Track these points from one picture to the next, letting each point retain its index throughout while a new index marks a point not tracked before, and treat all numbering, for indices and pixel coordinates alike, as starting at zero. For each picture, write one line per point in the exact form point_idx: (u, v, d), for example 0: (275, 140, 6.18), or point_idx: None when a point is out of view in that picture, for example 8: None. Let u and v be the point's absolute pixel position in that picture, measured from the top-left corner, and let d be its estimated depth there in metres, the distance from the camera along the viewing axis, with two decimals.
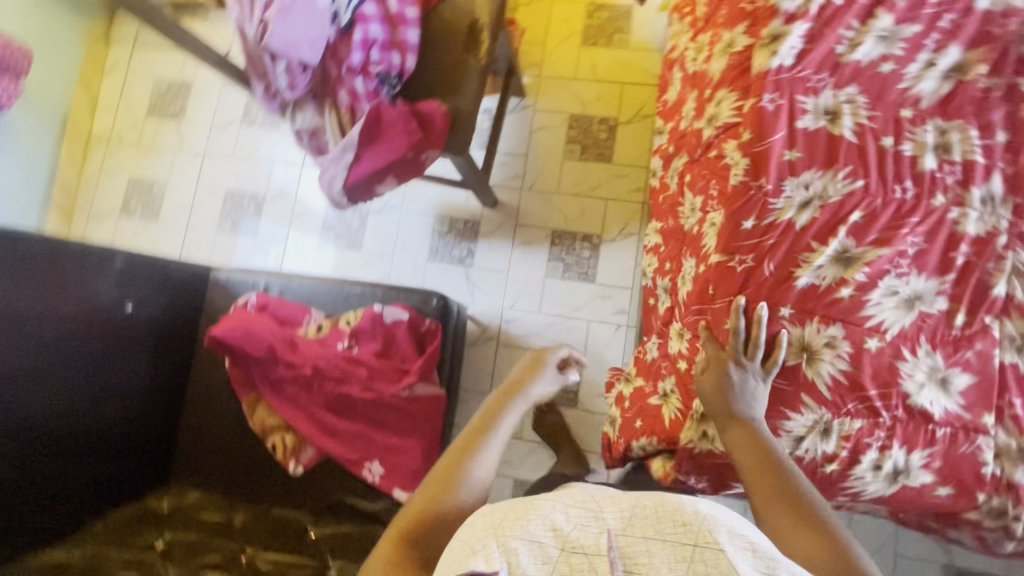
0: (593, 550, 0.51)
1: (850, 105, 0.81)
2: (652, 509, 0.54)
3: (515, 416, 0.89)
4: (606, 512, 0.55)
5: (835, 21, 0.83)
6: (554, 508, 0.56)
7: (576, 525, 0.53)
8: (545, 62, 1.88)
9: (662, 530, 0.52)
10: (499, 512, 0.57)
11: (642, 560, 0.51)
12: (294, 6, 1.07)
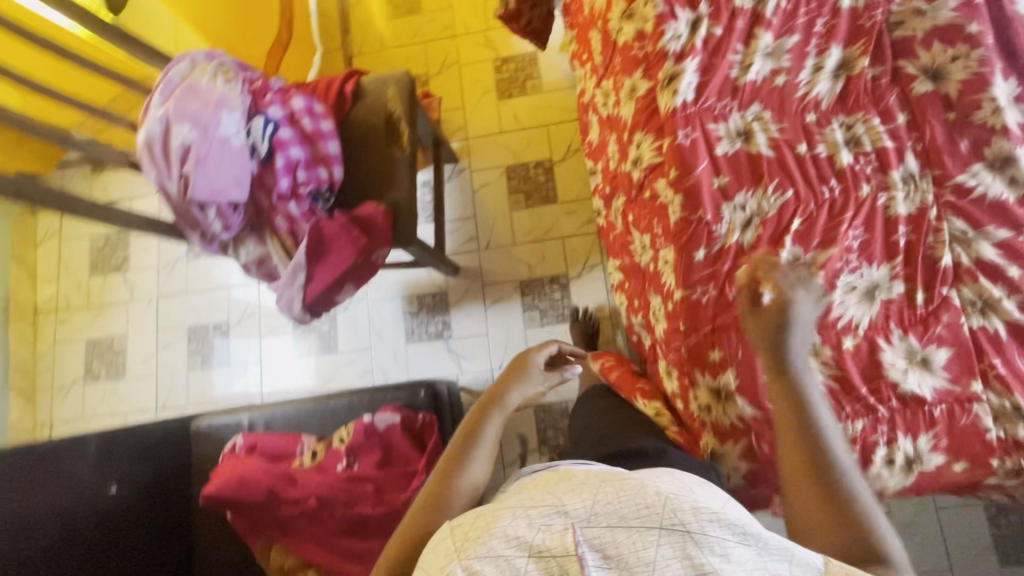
0: (561, 551, 0.52)
1: (758, 123, 0.84)
2: (612, 496, 0.55)
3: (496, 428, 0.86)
4: (568, 506, 0.55)
5: (722, 49, 0.86)
6: (516, 515, 0.55)
7: (540, 529, 0.54)
8: (469, 125, 1.92)
9: (625, 516, 0.54)
10: (462, 531, 0.57)
11: (609, 549, 0.52)
12: (210, 154, 1.07)
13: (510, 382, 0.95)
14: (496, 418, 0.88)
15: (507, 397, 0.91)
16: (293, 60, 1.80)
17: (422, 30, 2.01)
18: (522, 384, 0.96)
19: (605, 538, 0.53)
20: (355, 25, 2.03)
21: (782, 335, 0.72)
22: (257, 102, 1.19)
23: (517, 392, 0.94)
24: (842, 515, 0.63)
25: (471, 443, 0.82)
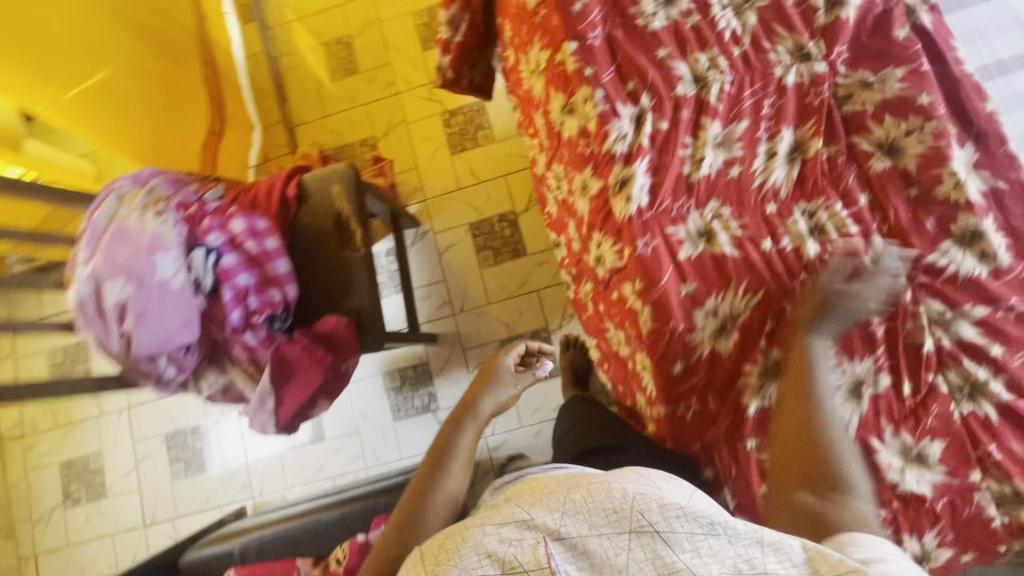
0: (534, 564, 0.53)
1: (718, 221, 0.81)
2: (580, 501, 0.58)
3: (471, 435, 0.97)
4: (537, 516, 0.57)
5: (671, 145, 0.82)
6: (486, 531, 0.57)
7: (512, 544, 0.55)
8: (425, 184, 1.85)
9: (594, 524, 0.55)
10: (435, 551, 0.58)
11: (582, 555, 0.54)
12: (149, 305, 1.00)
13: (480, 392, 1.06)
14: (472, 426, 0.99)
15: (478, 404, 1.03)
16: (231, 149, 1.71)
17: (363, 91, 1.92)
18: (489, 394, 1.07)
19: (577, 544, 0.55)
20: (292, 95, 1.95)
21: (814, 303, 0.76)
22: (194, 230, 1.12)
23: (489, 398, 1.06)
24: (817, 463, 0.70)
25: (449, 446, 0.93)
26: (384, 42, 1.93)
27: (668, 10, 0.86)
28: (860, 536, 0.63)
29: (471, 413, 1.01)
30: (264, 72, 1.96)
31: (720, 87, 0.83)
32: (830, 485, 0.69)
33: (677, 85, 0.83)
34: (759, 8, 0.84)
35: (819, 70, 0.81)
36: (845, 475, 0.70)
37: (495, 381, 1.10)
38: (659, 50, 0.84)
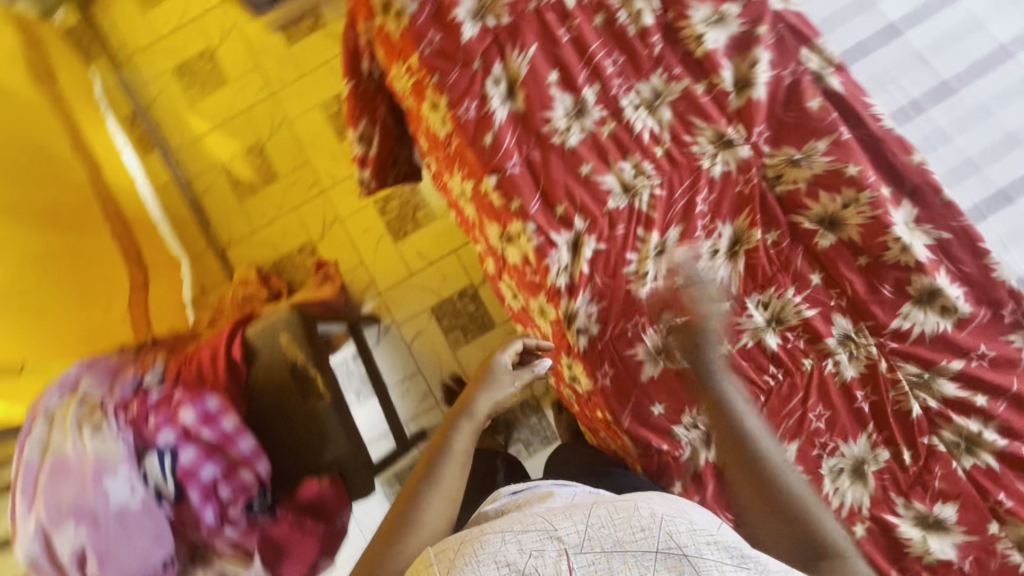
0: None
1: (676, 333, 0.79)
2: (605, 518, 0.55)
3: (466, 439, 0.72)
4: (560, 530, 0.55)
5: (617, 262, 0.80)
6: (505, 538, 0.54)
7: (533, 555, 0.53)
8: (375, 277, 1.77)
9: (619, 540, 0.53)
10: (446, 559, 0.54)
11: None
12: (110, 542, 0.93)
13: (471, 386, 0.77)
14: (468, 430, 0.73)
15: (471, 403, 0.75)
16: (162, 297, 1.61)
17: (288, 196, 1.83)
18: (484, 390, 0.77)
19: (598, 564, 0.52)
20: (214, 215, 1.84)
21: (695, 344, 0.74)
22: (140, 433, 1.02)
23: (489, 395, 0.77)
24: (791, 509, 0.60)
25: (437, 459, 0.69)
26: (298, 140, 1.84)
27: (582, 122, 0.83)
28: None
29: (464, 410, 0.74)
30: (178, 199, 1.84)
31: (650, 191, 0.81)
32: (808, 543, 0.59)
33: (607, 200, 0.81)
34: (671, 102, 0.82)
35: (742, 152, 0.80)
36: (820, 529, 0.59)
37: (494, 377, 0.78)
38: (583, 167, 0.82)
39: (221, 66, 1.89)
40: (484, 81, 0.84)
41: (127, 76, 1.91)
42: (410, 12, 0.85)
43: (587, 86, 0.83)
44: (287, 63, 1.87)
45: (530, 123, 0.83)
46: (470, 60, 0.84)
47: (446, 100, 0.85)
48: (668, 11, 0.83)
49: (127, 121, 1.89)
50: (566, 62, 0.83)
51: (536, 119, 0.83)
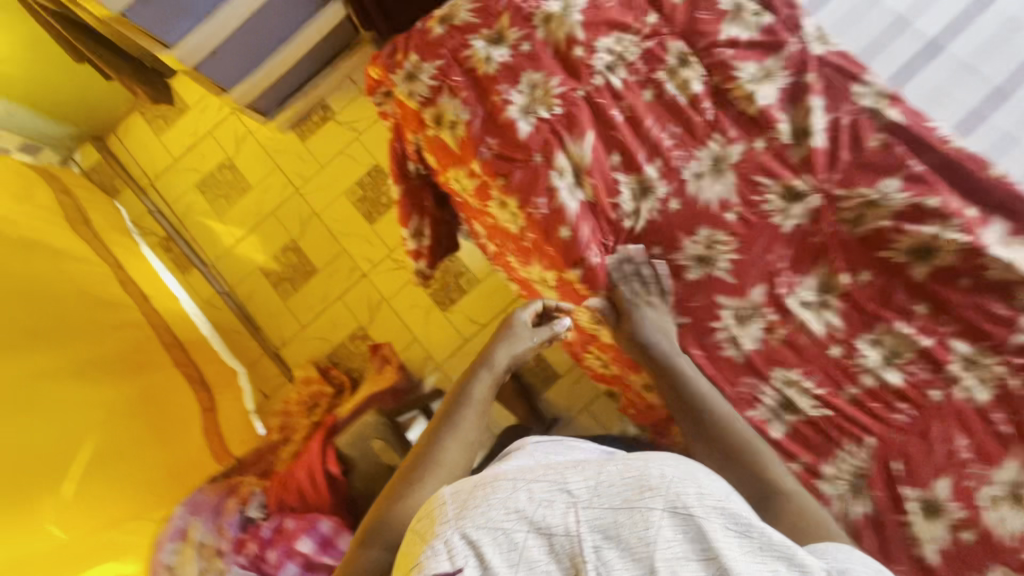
0: (561, 528, 0.56)
1: (794, 386, 0.78)
2: (615, 473, 0.60)
3: (485, 388, 0.84)
4: (570, 484, 0.60)
5: (704, 330, 0.83)
6: (516, 487, 0.59)
7: (539, 504, 0.58)
8: (430, 349, 1.77)
9: (626, 499, 0.57)
10: (460, 497, 0.61)
11: (608, 532, 0.56)
12: None
13: (492, 340, 0.89)
14: (487, 380, 0.85)
15: (491, 360, 0.87)
16: (231, 414, 1.63)
17: (330, 287, 1.85)
18: (502, 345, 0.89)
19: (604, 520, 0.56)
20: (263, 319, 1.86)
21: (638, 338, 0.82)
22: (264, 569, 1.07)
23: (507, 347, 0.89)
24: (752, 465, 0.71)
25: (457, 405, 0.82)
26: (330, 230, 1.87)
27: (649, 200, 0.84)
28: (834, 548, 0.59)
29: (485, 365, 0.87)
30: (225, 311, 1.86)
31: (727, 258, 0.82)
32: (766, 486, 0.69)
33: (686, 272, 0.83)
34: (734, 163, 0.83)
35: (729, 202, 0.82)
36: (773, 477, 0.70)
37: (513, 333, 0.89)
38: (653, 250, 0.84)
39: (242, 174, 1.93)
40: (548, 175, 0.85)
41: (153, 201, 1.95)
42: (464, 120, 0.87)
43: (648, 163, 0.84)
44: (304, 158, 1.90)
45: (601, 211, 0.84)
46: (530, 156, 0.85)
47: (515, 201, 0.86)
48: (713, 74, 0.84)
49: (161, 247, 1.91)
50: (624, 143, 0.84)
51: (605, 205, 0.84)
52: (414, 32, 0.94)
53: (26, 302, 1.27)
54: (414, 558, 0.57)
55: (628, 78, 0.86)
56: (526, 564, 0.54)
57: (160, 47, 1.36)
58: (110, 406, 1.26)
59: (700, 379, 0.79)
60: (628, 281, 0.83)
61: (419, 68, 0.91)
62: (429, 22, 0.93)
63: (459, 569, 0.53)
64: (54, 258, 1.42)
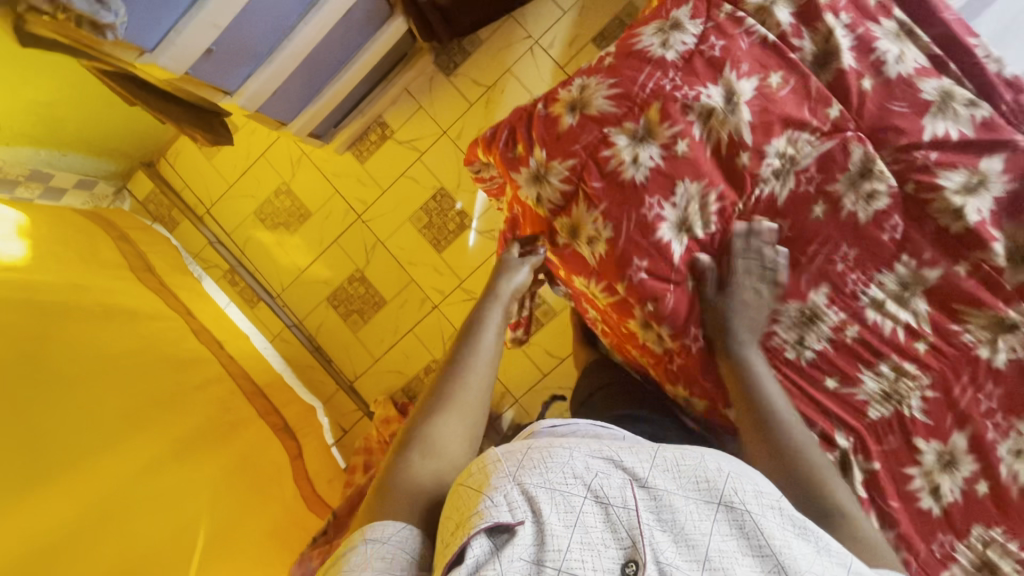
0: (621, 502, 0.61)
1: (994, 547, 0.74)
2: (671, 459, 0.65)
3: (497, 316, 1.01)
4: (627, 463, 0.65)
5: (898, 477, 0.77)
6: (572, 455, 0.65)
7: (599, 477, 0.63)
8: (509, 385, 1.72)
9: (681, 486, 0.63)
10: (513, 453, 0.66)
11: (662, 513, 0.61)
12: None
13: (494, 277, 1.06)
14: (495, 309, 1.01)
15: (495, 290, 1.04)
16: (315, 455, 1.63)
17: (401, 319, 1.78)
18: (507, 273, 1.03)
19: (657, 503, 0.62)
20: (334, 351, 1.82)
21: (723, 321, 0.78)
22: None
23: (508, 278, 1.04)
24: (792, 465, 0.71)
25: (466, 343, 0.96)
26: (396, 258, 1.78)
27: (817, 330, 0.78)
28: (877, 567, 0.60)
29: (491, 296, 1.03)
30: (296, 345, 1.83)
31: (918, 395, 0.76)
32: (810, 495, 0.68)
33: (868, 410, 0.77)
34: (924, 292, 0.75)
35: (760, 225, 0.75)
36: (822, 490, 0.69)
37: (507, 262, 1.06)
38: (827, 381, 0.78)
39: (300, 200, 1.83)
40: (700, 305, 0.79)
41: (212, 231, 1.88)
42: (607, 238, 0.76)
43: (814, 289, 0.77)
44: (364, 181, 1.79)
45: (756, 341, 0.79)
46: (683, 279, 0.78)
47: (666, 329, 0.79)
48: (908, 182, 0.74)
49: (226, 281, 1.87)
50: (784, 266, 0.77)
51: (759, 335, 0.79)
52: (536, 119, 0.81)
53: (127, 376, 1.26)
54: (472, 505, 0.61)
55: (797, 187, 0.75)
56: (582, 527, 0.59)
57: (223, 95, 1.25)
58: (220, 481, 1.27)
59: (767, 376, 0.77)
60: (747, 256, 0.76)
61: (549, 170, 0.78)
62: (555, 107, 0.80)
63: (521, 521, 0.58)
64: (127, 321, 1.38)
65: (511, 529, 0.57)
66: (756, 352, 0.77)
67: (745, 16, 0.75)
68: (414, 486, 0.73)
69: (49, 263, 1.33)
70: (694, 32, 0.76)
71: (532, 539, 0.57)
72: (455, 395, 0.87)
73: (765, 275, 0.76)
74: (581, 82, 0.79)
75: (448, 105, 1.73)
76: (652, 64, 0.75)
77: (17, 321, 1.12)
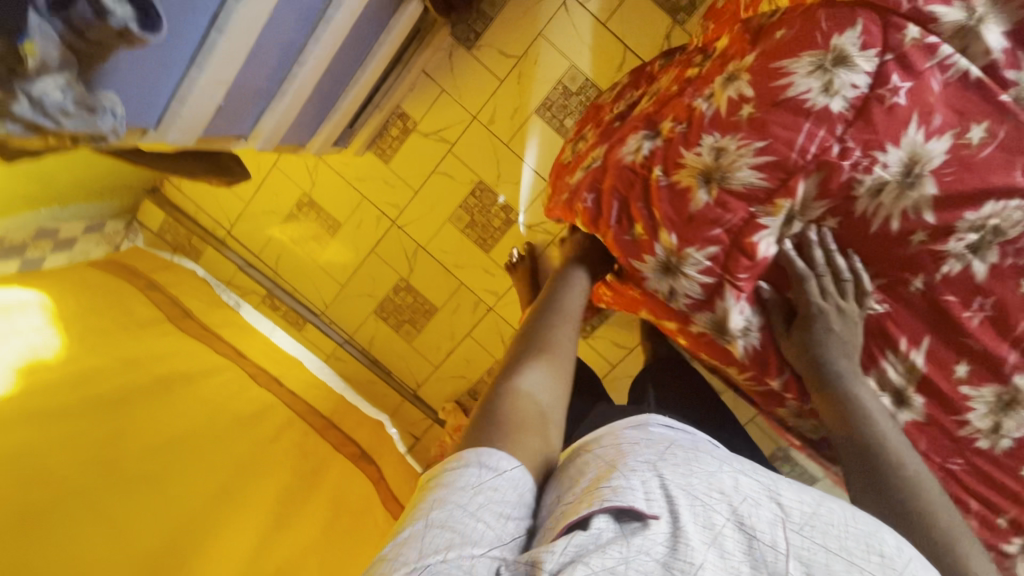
0: (768, 543, 0.53)
1: None
2: (838, 514, 0.57)
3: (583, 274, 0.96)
4: (783, 498, 0.58)
5: None
6: (725, 476, 0.59)
7: (750, 507, 0.56)
8: None
9: (846, 547, 0.54)
10: (655, 449, 0.63)
11: (817, 570, 0.51)
12: None
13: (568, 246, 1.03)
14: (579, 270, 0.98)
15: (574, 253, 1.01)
16: (396, 474, 1.62)
17: (456, 325, 1.69)
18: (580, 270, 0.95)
19: (812, 557, 0.52)
20: (392, 362, 1.77)
21: (817, 354, 0.73)
22: None
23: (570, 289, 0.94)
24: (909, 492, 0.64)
25: (551, 302, 0.91)
26: (441, 263, 1.65)
27: (1016, 416, 0.73)
28: None
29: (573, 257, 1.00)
30: (352, 361, 1.79)
31: None
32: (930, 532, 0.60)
33: None
34: None
35: (815, 236, 0.70)
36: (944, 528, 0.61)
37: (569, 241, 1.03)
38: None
39: (326, 211, 1.68)
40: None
41: (238, 255, 1.77)
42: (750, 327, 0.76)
43: (1017, 372, 0.71)
44: (392, 183, 1.61)
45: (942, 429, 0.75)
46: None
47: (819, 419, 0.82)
48: None
49: (266, 306, 1.81)
50: (981, 350, 0.71)
51: (948, 425, 0.75)
52: (660, 193, 0.71)
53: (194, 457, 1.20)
54: (602, 479, 0.59)
55: (1000, 262, 0.68)
56: (719, 549, 0.52)
57: (238, 140, 1.06)
58: (310, 545, 1.25)
59: (875, 406, 0.72)
60: (820, 277, 0.71)
61: (684, 260, 0.70)
62: (679, 176, 0.71)
63: (657, 516, 0.53)
64: (186, 390, 1.32)
65: (643, 519, 0.53)
66: (859, 381, 0.73)
67: (939, 41, 0.66)
68: (522, 421, 0.66)
69: (90, 346, 1.24)
70: (868, 70, 0.66)
71: (663, 536, 0.52)
72: (546, 345, 0.80)
73: (837, 305, 0.71)
74: (714, 142, 0.69)
75: (475, 85, 1.49)
76: (815, 118, 0.66)
77: (82, 435, 1.06)
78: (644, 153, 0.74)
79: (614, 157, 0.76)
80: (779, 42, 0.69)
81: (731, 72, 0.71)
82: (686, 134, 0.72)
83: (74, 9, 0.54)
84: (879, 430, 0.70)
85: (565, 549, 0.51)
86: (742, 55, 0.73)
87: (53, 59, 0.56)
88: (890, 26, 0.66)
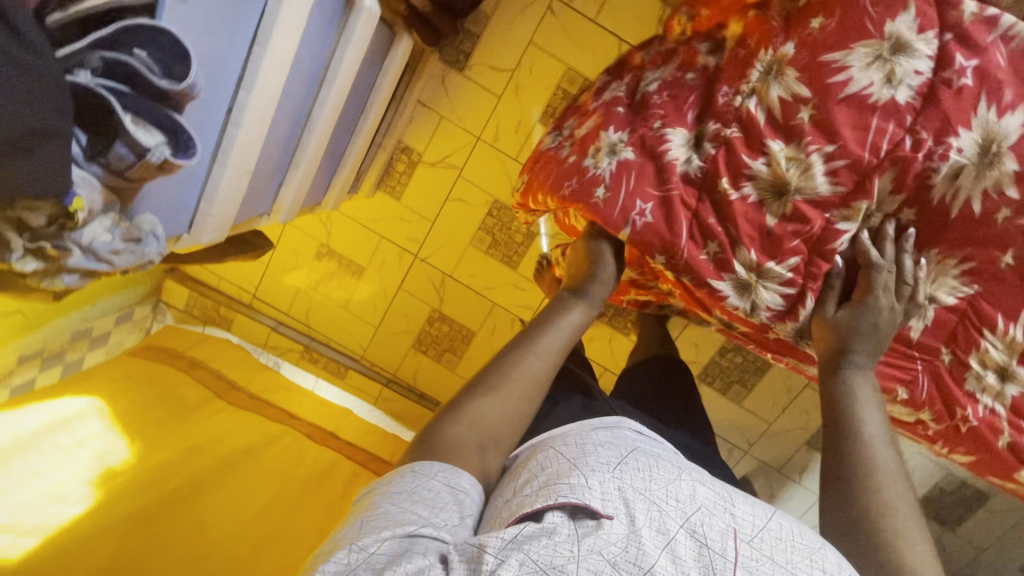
0: (718, 547, 0.52)
1: None
2: (785, 530, 0.56)
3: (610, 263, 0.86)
4: (736, 509, 0.57)
5: None
6: (688, 481, 0.58)
7: (707, 513, 0.55)
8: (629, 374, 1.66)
9: (789, 558, 0.53)
10: (614, 449, 0.62)
11: None
12: None
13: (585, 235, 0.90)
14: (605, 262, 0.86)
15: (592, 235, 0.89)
16: None
17: (497, 346, 1.68)
18: (605, 240, 0.87)
19: (758, 566, 0.52)
20: (441, 393, 1.77)
21: (838, 348, 0.77)
22: None
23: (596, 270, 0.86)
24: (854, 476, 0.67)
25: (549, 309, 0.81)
26: (471, 287, 1.64)
27: None
28: None
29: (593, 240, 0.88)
30: (399, 398, 1.79)
31: None
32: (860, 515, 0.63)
33: None
34: None
35: (891, 230, 0.76)
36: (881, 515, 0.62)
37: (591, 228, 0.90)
38: None
39: (347, 257, 1.67)
40: (963, 381, 0.81)
41: (269, 316, 1.78)
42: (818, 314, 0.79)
43: None
44: (407, 218, 1.60)
45: None
46: (936, 354, 0.82)
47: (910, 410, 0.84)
48: None
49: (305, 360, 1.81)
50: None
51: None
52: (735, 207, 0.78)
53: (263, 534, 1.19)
54: (562, 474, 0.58)
55: None
56: (668, 555, 0.51)
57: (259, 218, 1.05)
58: None
59: (867, 404, 0.73)
60: (886, 275, 0.75)
61: (767, 272, 0.78)
62: (756, 188, 0.77)
63: (611, 516, 0.53)
64: (251, 465, 1.32)
65: (597, 517, 0.53)
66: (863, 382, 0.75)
67: (1000, 13, 0.70)
68: (460, 448, 0.63)
69: (152, 439, 1.25)
70: (928, 54, 0.71)
71: (612, 534, 0.52)
72: (522, 357, 0.73)
73: (898, 310, 0.76)
74: (787, 150, 0.76)
75: (473, 107, 1.47)
76: (883, 112, 0.72)
77: (163, 538, 1.06)
78: (699, 165, 0.81)
79: (672, 168, 0.80)
80: (824, 34, 0.75)
81: (769, 64, 0.78)
82: (746, 140, 0.78)
83: (112, 154, 0.53)
84: (859, 421, 0.71)
85: (512, 534, 0.52)
86: (773, 43, 0.79)
87: (98, 204, 0.55)
88: (945, 6, 0.72)
